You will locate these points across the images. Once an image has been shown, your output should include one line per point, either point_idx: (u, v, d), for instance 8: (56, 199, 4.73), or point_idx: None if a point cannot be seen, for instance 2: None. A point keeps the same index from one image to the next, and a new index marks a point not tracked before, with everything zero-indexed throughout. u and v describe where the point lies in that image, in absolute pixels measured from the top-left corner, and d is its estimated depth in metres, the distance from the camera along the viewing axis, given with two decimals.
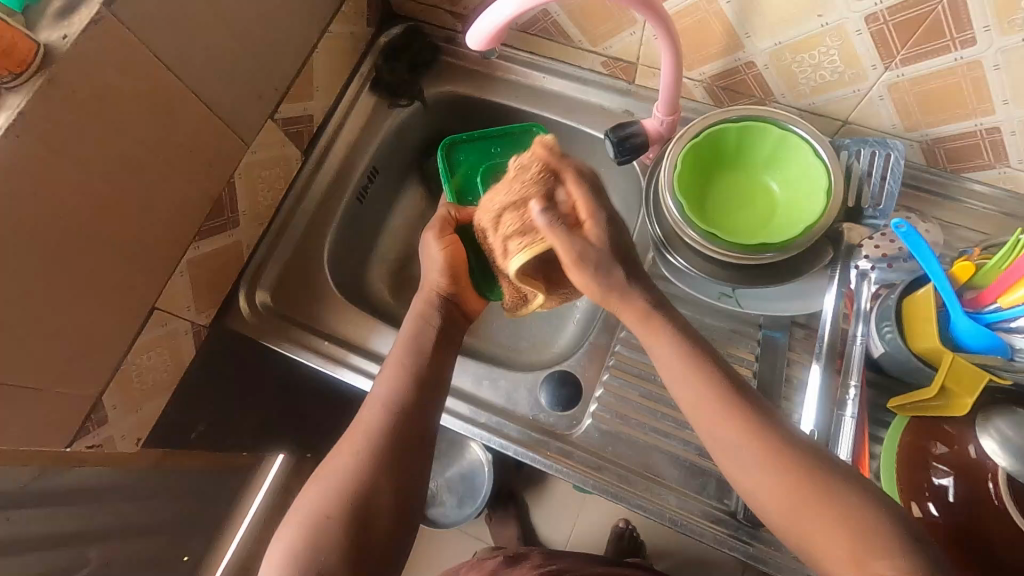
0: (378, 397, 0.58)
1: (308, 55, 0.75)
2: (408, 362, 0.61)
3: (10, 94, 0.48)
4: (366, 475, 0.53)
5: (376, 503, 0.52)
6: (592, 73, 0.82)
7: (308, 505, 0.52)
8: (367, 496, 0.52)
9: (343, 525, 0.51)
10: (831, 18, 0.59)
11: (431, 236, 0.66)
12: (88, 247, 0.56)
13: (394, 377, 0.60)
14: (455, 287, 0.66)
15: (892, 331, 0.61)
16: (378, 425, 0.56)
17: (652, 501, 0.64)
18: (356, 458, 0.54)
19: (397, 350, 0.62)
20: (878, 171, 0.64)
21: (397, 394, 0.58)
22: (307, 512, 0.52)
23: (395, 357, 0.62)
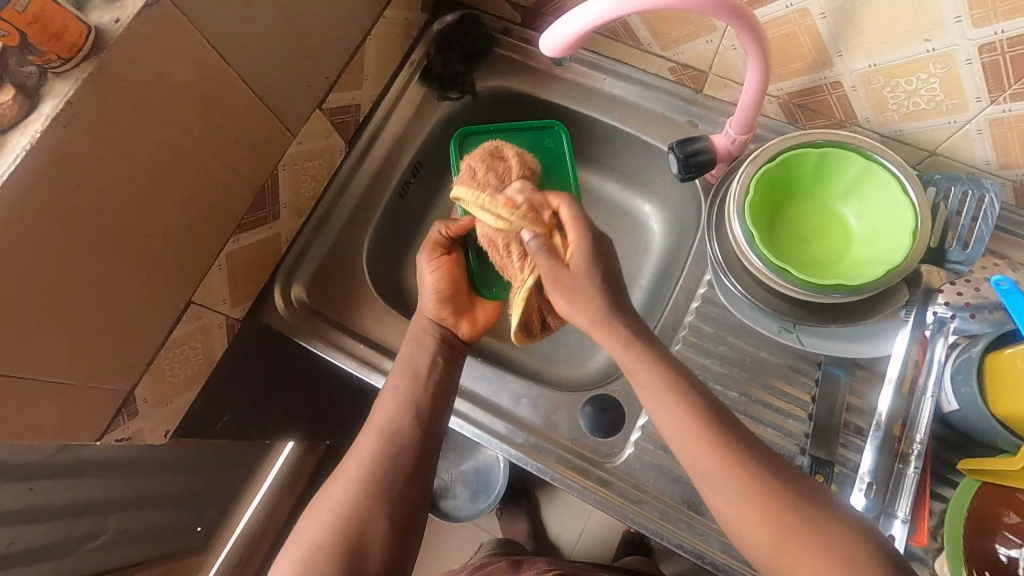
0: (378, 421, 0.57)
1: (361, 42, 0.71)
2: (407, 369, 0.60)
3: (58, 80, 0.45)
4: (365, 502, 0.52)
5: (371, 532, 0.51)
6: (657, 78, 0.77)
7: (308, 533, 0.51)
8: (368, 525, 0.51)
9: (339, 552, 0.50)
10: (939, 43, 0.54)
11: (422, 260, 0.65)
12: (129, 240, 0.53)
13: (393, 388, 0.59)
14: (446, 312, 0.64)
15: (970, 388, 0.57)
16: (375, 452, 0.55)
17: (692, 540, 0.62)
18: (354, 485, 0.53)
19: (403, 357, 0.61)
20: (968, 213, 0.60)
21: (397, 413, 0.57)
22: (309, 538, 0.51)
23: (402, 361, 0.61)
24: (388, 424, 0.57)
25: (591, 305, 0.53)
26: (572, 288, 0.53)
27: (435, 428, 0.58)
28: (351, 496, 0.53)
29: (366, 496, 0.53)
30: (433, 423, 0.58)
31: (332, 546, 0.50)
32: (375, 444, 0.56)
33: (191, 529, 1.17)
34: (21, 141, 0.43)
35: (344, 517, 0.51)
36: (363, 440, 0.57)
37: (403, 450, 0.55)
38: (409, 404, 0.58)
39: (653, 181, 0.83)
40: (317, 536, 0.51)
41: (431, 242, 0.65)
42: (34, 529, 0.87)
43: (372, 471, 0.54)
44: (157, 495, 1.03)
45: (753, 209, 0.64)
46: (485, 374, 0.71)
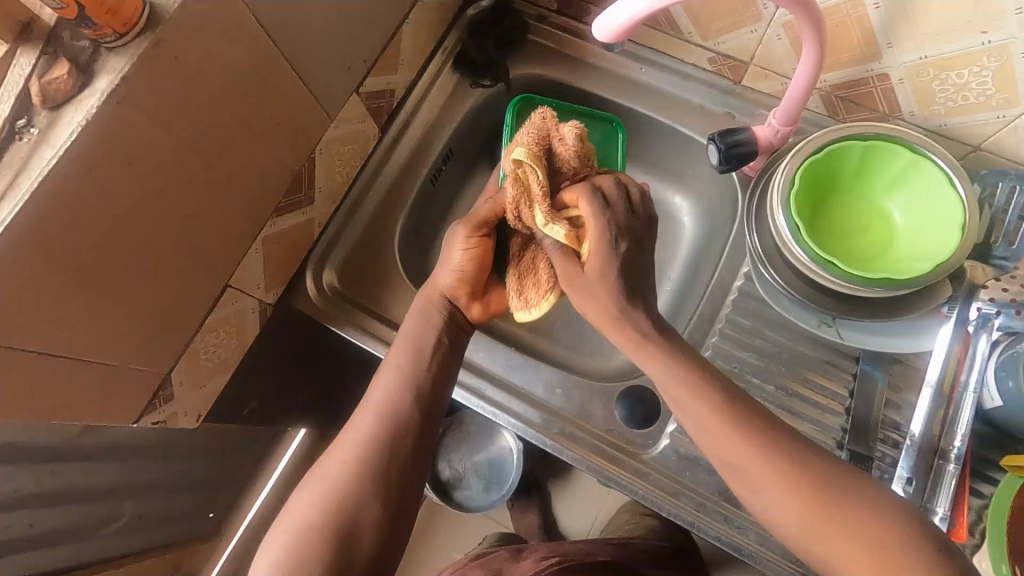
0: (374, 400, 0.56)
1: (399, 26, 0.70)
2: (408, 346, 0.59)
3: (112, 56, 0.44)
4: (358, 483, 0.51)
5: (363, 513, 0.50)
6: (695, 68, 0.76)
7: (303, 505, 0.51)
8: (361, 504, 0.51)
9: (332, 533, 0.49)
10: (996, 35, 0.54)
11: (460, 230, 0.60)
12: (174, 221, 0.53)
13: (394, 366, 0.58)
14: (461, 294, 0.61)
15: (1014, 383, 0.57)
16: (370, 430, 0.54)
17: (729, 533, 0.61)
18: (347, 462, 0.53)
19: (406, 331, 0.60)
20: (1015, 211, 0.60)
21: (396, 390, 0.56)
22: (304, 512, 0.50)
23: (406, 334, 0.60)
24: (385, 403, 0.56)
25: (604, 303, 0.53)
26: (587, 290, 0.53)
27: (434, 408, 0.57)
28: (344, 474, 0.52)
29: (358, 475, 0.52)
30: (430, 404, 0.57)
31: (323, 525, 0.49)
32: (371, 422, 0.54)
33: (203, 514, 1.17)
34: (75, 116, 0.43)
35: (338, 496, 0.51)
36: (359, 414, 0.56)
37: (397, 429, 0.54)
38: (406, 381, 0.57)
39: (685, 173, 0.82)
40: (308, 514, 0.50)
41: (474, 217, 0.59)
42: (54, 512, 0.87)
43: (366, 448, 0.53)
44: (173, 480, 1.02)
45: (796, 203, 0.63)
46: (518, 363, 0.71)
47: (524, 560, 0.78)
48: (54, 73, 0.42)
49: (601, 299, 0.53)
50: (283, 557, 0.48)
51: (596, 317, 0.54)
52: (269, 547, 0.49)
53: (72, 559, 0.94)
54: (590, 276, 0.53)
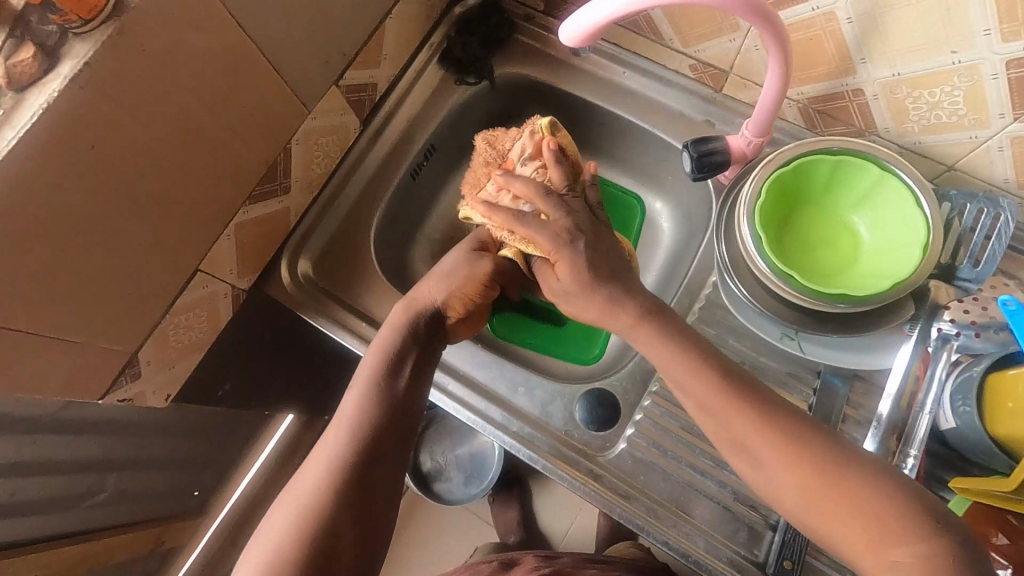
0: (352, 406, 0.56)
1: (381, 21, 0.70)
2: (379, 365, 0.59)
3: (78, 41, 0.45)
4: (339, 494, 0.49)
5: (341, 525, 0.48)
6: (677, 75, 0.76)
7: (280, 520, 0.48)
8: (332, 528, 0.48)
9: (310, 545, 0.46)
10: (966, 55, 0.53)
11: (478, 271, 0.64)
12: (140, 205, 0.54)
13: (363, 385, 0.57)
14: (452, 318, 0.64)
15: (968, 407, 0.56)
16: (351, 436, 0.53)
17: (677, 538, 0.62)
18: (327, 470, 0.51)
19: (376, 352, 0.60)
20: (981, 232, 0.59)
21: (374, 397, 0.56)
22: (281, 526, 0.48)
23: (378, 355, 0.60)
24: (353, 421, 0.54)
25: (573, 263, 0.54)
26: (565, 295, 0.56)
27: (401, 423, 0.56)
28: (312, 497, 0.49)
29: (326, 499, 0.49)
30: (397, 418, 0.56)
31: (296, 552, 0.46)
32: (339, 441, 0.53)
33: (188, 493, 1.19)
34: (38, 99, 0.44)
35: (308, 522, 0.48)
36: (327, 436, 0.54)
37: (367, 449, 0.53)
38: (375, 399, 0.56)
39: (664, 179, 0.82)
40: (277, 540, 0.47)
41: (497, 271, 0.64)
42: (37, 482, 0.89)
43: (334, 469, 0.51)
44: (158, 457, 1.04)
45: (763, 214, 0.63)
46: (483, 360, 0.72)
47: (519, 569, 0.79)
48: (20, 57, 0.44)
49: (566, 259, 0.54)
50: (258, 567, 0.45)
51: (570, 278, 0.54)
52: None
53: (54, 529, 0.97)
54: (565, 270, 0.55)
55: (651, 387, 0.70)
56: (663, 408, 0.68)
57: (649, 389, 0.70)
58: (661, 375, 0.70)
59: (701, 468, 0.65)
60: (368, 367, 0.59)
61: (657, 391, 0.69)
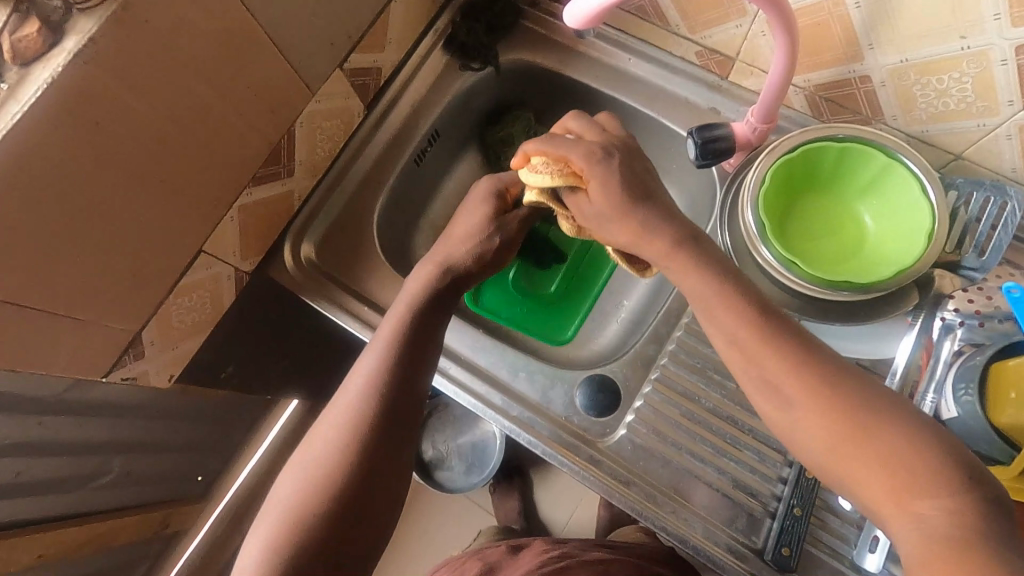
0: (373, 353, 0.58)
1: (387, 4, 0.70)
2: (403, 318, 0.60)
3: (82, 16, 0.45)
4: (362, 434, 0.53)
5: (363, 469, 0.51)
6: (683, 61, 0.76)
7: (312, 456, 0.52)
8: (354, 475, 0.51)
9: (339, 481, 0.50)
10: (975, 41, 0.53)
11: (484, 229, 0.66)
12: (144, 184, 0.54)
13: (386, 337, 0.59)
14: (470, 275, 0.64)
15: (970, 395, 0.55)
16: (375, 383, 0.56)
17: (675, 524, 0.62)
18: (352, 413, 0.54)
19: (401, 303, 0.62)
20: (987, 221, 0.58)
21: (396, 348, 0.58)
22: (312, 463, 0.52)
23: (400, 307, 0.61)
24: (375, 373, 0.56)
25: (624, 225, 0.52)
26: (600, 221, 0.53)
27: (419, 380, 0.58)
28: (332, 454, 0.52)
29: (348, 452, 0.52)
30: (414, 375, 0.57)
31: (318, 496, 0.49)
32: (363, 392, 0.55)
33: (192, 478, 1.20)
34: (42, 73, 0.44)
35: (332, 473, 0.51)
36: (346, 386, 0.56)
37: (389, 402, 0.55)
38: (397, 353, 0.58)
39: (669, 167, 0.82)
40: (300, 488, 0.50)
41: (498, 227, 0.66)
42: (44, 464, 0.89)
43: (356, 419, 0.53)
44: (162, 441, 1.05)
45: (767, 201, 0.63)
46: (484, 346, 0.72)
47: (525, 554, 0.80)
48: (25, 32, 0.44)
49: (615, 222, 0.52)
50: (292, 498, 0.49)
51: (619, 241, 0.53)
52: (265, 523, 0.49)
53: (61, 511, 0.98)
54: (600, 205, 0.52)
55: (651, 375, 0.70)
56: (663, 396, 0.68)
57: (650, 375, 0.70)
58: (662, 363, 0.70)
59: (700, 455, 0.65)
60: (389, 324, 0.60)
61: (658, 378, 0.69)
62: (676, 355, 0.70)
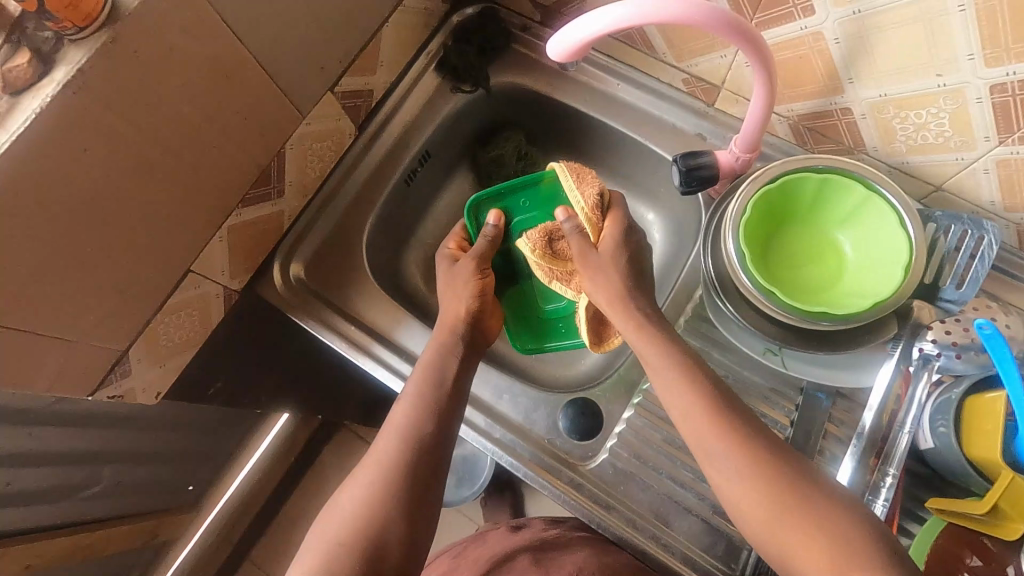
0: (403, 407, 0.59)
1: (378, 28, 0.71)
2: (430, 370, 0.62)
3: (73, 47, 0.46)
4: (396, 487, 0.53)
5: (396, 520, 0.51)
6: (670, 88, 0.77)
7: (349, 506, 0.52)
8: (388, 521, 0.51)
9: (372, 531, 0.50)
10: (951, 79, 0.54)
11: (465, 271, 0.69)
12: (131, 206, 0.55)
13: (413, 388, 0.60)
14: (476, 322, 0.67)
15: (946, 428, 0.57)
16: (409, 435, 0.56)
17: (654, 550, 0.62)
18: (386, 465, 0.54)
19: (428, 357, 0.63)
20: (965, 252, 0.59)
21: (422, 403, 0.59)
22: (346, 515, 0.52)
23: (428, 362, 0.63)
24: (405, 425, 0.57)
25: (611, 278, 0.61)
26: (596, 268, 0.62)
27: (449, 429, 0.59)
28: (367, 504, 0.52)
29: (382, 496, 0.52)
30: (444, 422, 0.58)
31: (353, 543, 0.50)
32: (395, 439, 0.56)
33: (183, 488, 1.20)
34: (32, 103, 0.45)
35: (367, 518, 0.51)
36: (381, 438, 0.57)
37: (420, 447, 0.56)
38: (426, 403, 0.59)
39: (658, 192, 0.83)
40: (334, 539, 0.50)
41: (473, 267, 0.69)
42: (33, 473, 0.89)
43: (388, 466, 0.54)
44: (153, 451, 1.05)
45: (748, 230, 0.64)
46: None
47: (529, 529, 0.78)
48: (16, 62, 0.45)
49: (610, 272, 0.61)
50: (326, 550, 0.49)
51: (603, 293, 0.61)
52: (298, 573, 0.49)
53: (51, 520, 0.98)
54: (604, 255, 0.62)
55: (634, 399, 0.70)
56: (645, 420, 0.69)
57: (633, 400, 0.71)
58: (644, 388, 0.71)
59: (681, 481, 0.66)
60: (417, 376, 0.61)
61: (640, 402, 0.70)
62: None
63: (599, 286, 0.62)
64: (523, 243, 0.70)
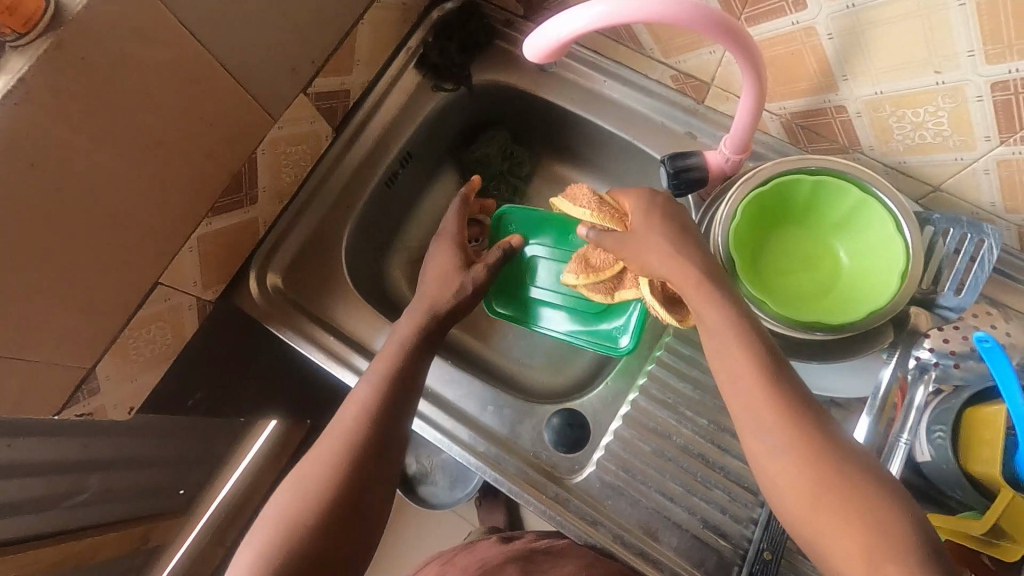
0: (365, 386, 0.59)
1: (352, 26, 0.68)
2: (399, 344, 0.62)
3: (14, 56, 0.44)
4: (351, 465, 0.54)
5: (350, 500, 0.52)
6: (659, 84, 0.74)
7: (308, 481, 0.53)
8: (344, 493, 0.52)
9: (325, 510, 0.51)
10: (949, 76, 0.51)
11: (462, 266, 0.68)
12: (88, 220, 0.52)
13: (381, 366, 0.60)
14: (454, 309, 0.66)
15: (943, 437, 0.55)
16: (369, 411, 0.57)
17: (643, 566, 0.60)
18: (345, 440, 0.55)
19: (386, 345, 0.63)
20: (965, 254, 0.56)
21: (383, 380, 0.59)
22: (300, 490, 0.53)
23: (387, 349, 0.62)
24: (366, 400, 0.58)
25: (660, 244, 0.55)
26: (643, 241, 0.56)
27: (409, 407, 0.59)
28: (325, 477, 0.53)
29: (340, 467, 0.53)
30: (395, 409, 0.58)
31: (310, 516, 0.51)
32: (347, 425, 0.56)
33: (172, 492, 1.17)
34: None
35: (323, 491, 0.52)
36: (343, 412, 0.58)
37: (378, 422, 0.56)
38: (388, 381, 0.59)
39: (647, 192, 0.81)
40: (287, 511, 0.51)
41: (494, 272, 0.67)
42: (12, 485, 0.86)
43: (337, 451, 0.54)
44: (139, 457, 1.02)
45: (738, 234, 0.61)
46: (452, 378, 0.70)
47: (521, 540, 0.76)
48: None
49: (654, 241, 0.55)
50: (279, 527, 0.50)
51: (660, 261, 0.54)
52: (252, 543, 0.50)
53: (36, 529, 0.95)
54: (641, 227, 0.57)
55: (621, 410, 0.68)
56: (634, 431, 0.66)
57: (621, 411, 0.68)
58: (633, 398, 0.68)
59: (671, 494, 0.64)
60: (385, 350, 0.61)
61: (629, 413, 0.68)
62: (649, 390, 0.68)
63: (648, 260, 0.55)
64: (567, 279, 0.66)
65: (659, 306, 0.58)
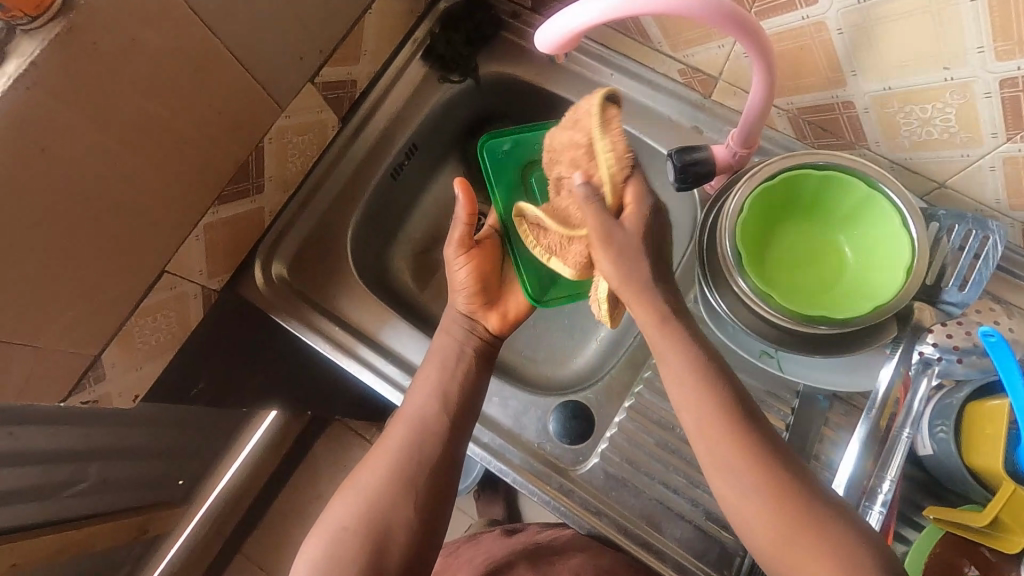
0: (420, 397, 0.60)
1: (360, 16, 0.68)
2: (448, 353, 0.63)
3: (24, 39, 0.43)
4: (403, 485, 0.55)
5: (398, 516, 0.53)
6: (666, 79, 0.74)
7: (362, 496, 0.55)
8: (396, 510, 0.54)
9: (374, 528, 0.52)
10: (959, 72, 0.51)
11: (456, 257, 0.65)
12: (95, 205, 0.52)
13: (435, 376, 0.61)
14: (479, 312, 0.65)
15: (945, 432, 0.56)
16: (423, 423, 0.58)
17: (647, 557, 0.61)
18: (399, 452, 0.56)
19: (435, 351, 0.64)
20: (969, 251, 0.56)
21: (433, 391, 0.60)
22: (350, 512, 0.54)
23: (437, 356, 0.63)
24: (421, 412, 0.59)
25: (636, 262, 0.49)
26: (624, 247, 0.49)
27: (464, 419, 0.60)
28: (380, 487, 0.55)
29: (393, 482, 0.55)
30: (454, 430, 0.58)
31: (362, 533, 0.52)
32: (403, 437, 0.58)
33: (172, 483, 1.16)
34: None
35: (375, 506, 0.53)
36: (396, 425, 0.59)
37: (430, 438, 0.57)
38: (442, 392, 0.60)
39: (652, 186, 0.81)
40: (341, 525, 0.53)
41: (457, 239, 0.64)
42: (12, 475, 0.86)
43: (390, 476, 0.55)
44: (140, 448, 1.01)
45: (745, 229, 0.61)
46: None
47: (524, 532, 0.76)
48: None
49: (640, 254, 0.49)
50: (330, 546, 0.52)
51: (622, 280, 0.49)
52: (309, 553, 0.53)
53: (35, 518, 0.94)
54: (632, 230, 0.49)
55: (625, 402, 0.69)
56: (638, 423, 0.67)
57: (625, 403, 0.69)
58: (637, 390, 0.69)
59: (675, 486, 0.64)
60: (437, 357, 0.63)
61: (632, 406, 0.68)
62: (652, 382, 0.69)
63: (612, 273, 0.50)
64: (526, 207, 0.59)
65: (603, 303, 0.54)
